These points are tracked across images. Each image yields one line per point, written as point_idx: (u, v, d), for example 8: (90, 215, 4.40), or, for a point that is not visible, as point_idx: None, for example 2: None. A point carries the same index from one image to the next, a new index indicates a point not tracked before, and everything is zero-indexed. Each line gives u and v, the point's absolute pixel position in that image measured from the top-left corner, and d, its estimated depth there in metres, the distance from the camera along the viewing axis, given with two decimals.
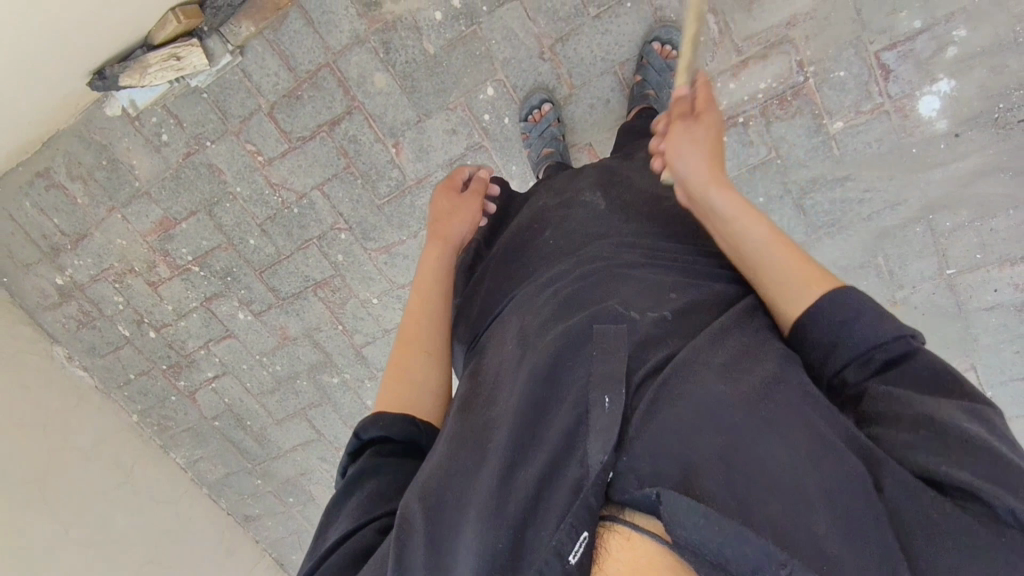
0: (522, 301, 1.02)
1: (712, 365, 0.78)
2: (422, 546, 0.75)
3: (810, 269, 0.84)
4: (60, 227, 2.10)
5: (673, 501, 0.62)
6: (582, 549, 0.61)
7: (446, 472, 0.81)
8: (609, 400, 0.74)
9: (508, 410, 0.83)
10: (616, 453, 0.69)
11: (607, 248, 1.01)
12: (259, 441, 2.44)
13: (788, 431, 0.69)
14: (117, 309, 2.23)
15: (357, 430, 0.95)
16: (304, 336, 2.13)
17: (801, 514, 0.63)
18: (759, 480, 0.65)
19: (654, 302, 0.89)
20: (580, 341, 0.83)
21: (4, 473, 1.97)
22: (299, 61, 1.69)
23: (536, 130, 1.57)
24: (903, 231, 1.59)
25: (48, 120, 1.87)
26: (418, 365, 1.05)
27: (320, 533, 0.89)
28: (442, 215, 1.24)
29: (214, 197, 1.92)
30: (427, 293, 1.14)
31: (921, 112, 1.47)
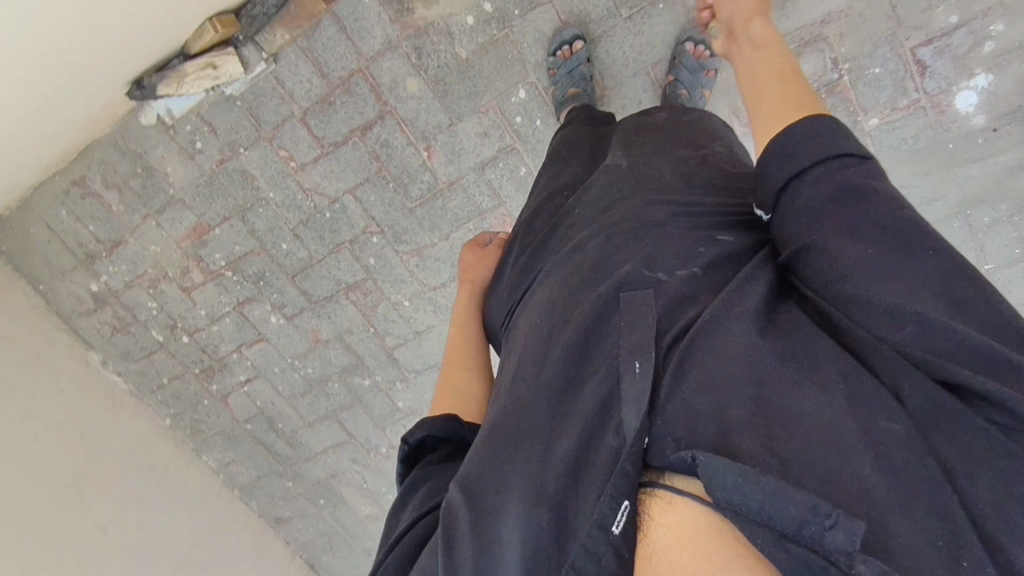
0: (548, 271, 1.01)
1: (738, 313, 0.76)
2: (469, 535, 0.73)
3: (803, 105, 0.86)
4: (95, 234, 2.13)
5: (708, 464, 0.63)
6: (625, 519, 0.64)
7: (484, 456, 0.79)
8: (640, 365, 0.76)
9: (538, 387, 0.82)
10: (649, 418, 0.71)
11: (633, 206, 0.99)
12: (291, 443, 2.46)
13: (821, 377, 0.68)
14: (151, 314, 2.26)
15: (405, 436, 0.94)
16: (335, 338, 2.15)
17: (844, 455, 0.61)
18: (796, 431, 0.64)
19: (680, 261, 0.88)
20: (606, 313, 0.84)
21: (43, 477, 2.01)
22: (331, 67, 1.71)
23: (565, 66, 1.53)
24: (941, 227, 1.59)
25: (84, 129, 1.91)
26: (468, 383, 1.08)
27: (381, 536, 0.89)
28: (470, 261, 1.31)
29: (248, 203, 1.95)
30: (465, 327, 1.19)
31: (959, 107, 1.46)
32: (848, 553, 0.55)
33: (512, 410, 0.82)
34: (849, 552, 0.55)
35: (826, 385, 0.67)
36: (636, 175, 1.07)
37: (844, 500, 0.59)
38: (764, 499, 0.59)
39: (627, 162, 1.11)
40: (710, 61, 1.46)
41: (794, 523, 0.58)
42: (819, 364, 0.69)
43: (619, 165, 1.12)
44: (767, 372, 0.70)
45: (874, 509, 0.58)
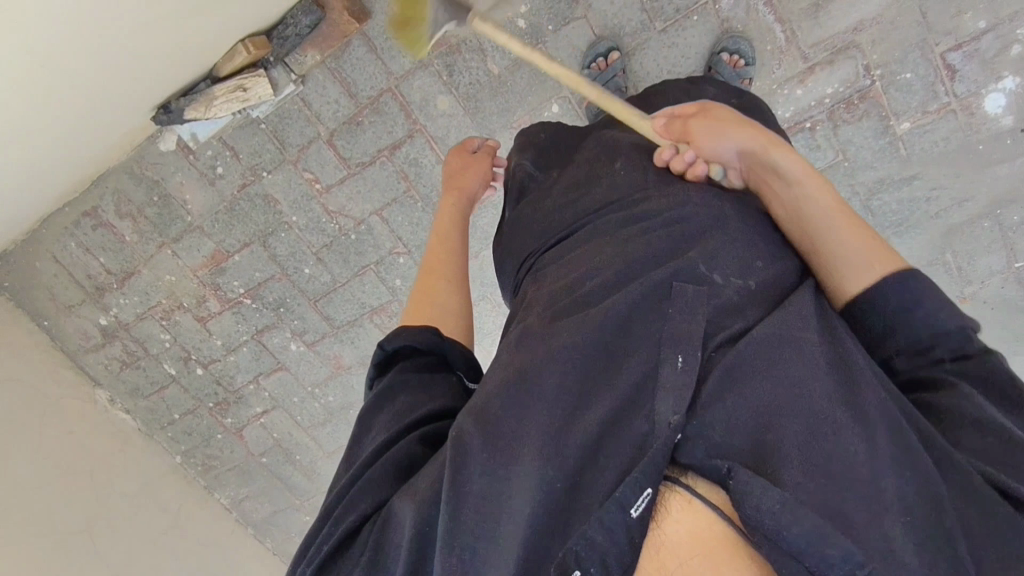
0: (595, 241, 1.01)
1: (786, 330, 0.78)
2: (478, 469, 0.75)
3: (878, 246, 0.90)
4: (106, 266, 2.06)
5: (747, 483, 0.65)
6: (644, 505, 0.67)
7: (503, 396, 0.80)
8: (683, 359, 0.77)
9: (568, 344, 0.83)
10: (687, 416, 0.72)
11: (685, 190, 1.00)
12: (309, 475, 2.38)
13: (863, 417, 0.69)
14: (163, 347, 2.18)
15: (381, 342, 0.97)
16: (358, 364, 2.10)
17: (870, 490, 0.64)
18: (829, 457, 0.66)
19: (739, 268, 0.89)
20: (657, 296, 0.84)
21: (57, 526, 1.93)
22: (360, 87, 1.69)
23: (601, 78, 1.55)
24: (971, 227, 1.62)
25: (99, 157, 1.86)
26: (441, 291, 1.10)
27: (353, 444, 0.90)
28: (455, 171, 1.35)
29: (269, 228, 1.90)
30: (445, 233, 1.23)
31: (988, 109, 1.50)
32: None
33: (535, 364, 0.82)
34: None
35: (865, 422, 0.69)
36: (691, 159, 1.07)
37: (860, 534, 0.62)
38: (800, 533, 0.61)
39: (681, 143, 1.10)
40: (745, 69, 1.49)
41: (823, 562, 0.60)
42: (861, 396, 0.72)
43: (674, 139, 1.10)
44: (813, 389, 0.71)
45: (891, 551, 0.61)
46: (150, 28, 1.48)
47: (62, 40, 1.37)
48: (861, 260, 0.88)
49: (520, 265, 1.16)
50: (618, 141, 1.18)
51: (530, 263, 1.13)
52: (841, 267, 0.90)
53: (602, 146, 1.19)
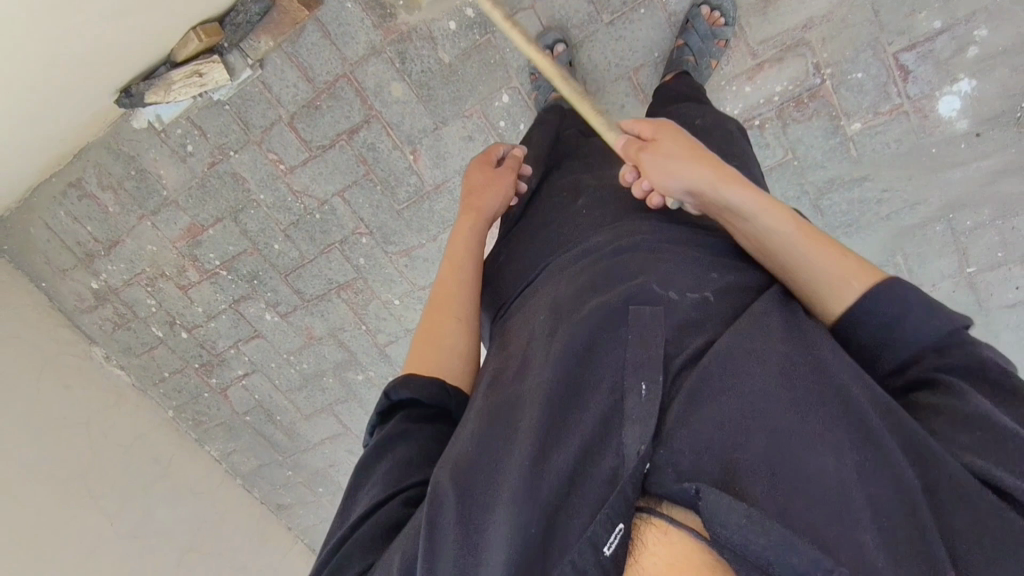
0: (558, 278, 1.02)
1: (749, 346, 0.77)
2: (454, 524, 0.75)
3: (850, 260, 0.84)
4: (93, 234, 2.17)
5: (714, 503, 0.63)
6: (618, 542, 0.63)
7: (477, 448, 0.80)
8: (646, 387, 0.76)
9: (540, 384, 0.82)
10: (653, 445, 0.71)
11: (649, 222, 1.03)
12: (289, 435, 2.52)
13: (839, 444, 0.68)
14: (150, 311, 2.31)
15: (386, 390, 0.96)
16: (329, 335, 2.19)
17: (846, 522, 0.63)
18: (806, 487, 0.65)
19: (695, 282, 0.90)
20: (615, 318, 0.85)
21: (49, 471, 2.05)
22: (317, 72, 1.72)
23: (548, 71, 1.53)
24: (922, 231, 1.58)
25: (79, 131, 1.94)
26: (450, 332, 1.04)
27: (345, 503, 0.90)
28: (475, 189, 1.21)
29: (239, 205, 1.98)
30: (460, 264, 1.13)
31: (941, 112, 1.45)
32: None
33: (511, 412, 0.83)
34: None
35: (841, 450, 0.67)
36: (647, 192, 1.11)
37: (847, 565, 0.60)
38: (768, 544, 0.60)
39: (640, 181, 1.15)
40: (723, 29, 1.46)
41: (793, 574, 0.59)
42: (831, 414, 0.70)
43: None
44: (778, 415, 0.70)
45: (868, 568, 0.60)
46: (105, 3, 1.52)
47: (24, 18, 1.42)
48: (836, 276, 0.84)
49: (494, 315, 1.15)
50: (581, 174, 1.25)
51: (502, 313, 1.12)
52: (813, 293, 0.86)
53: (567, 182, 1.25)
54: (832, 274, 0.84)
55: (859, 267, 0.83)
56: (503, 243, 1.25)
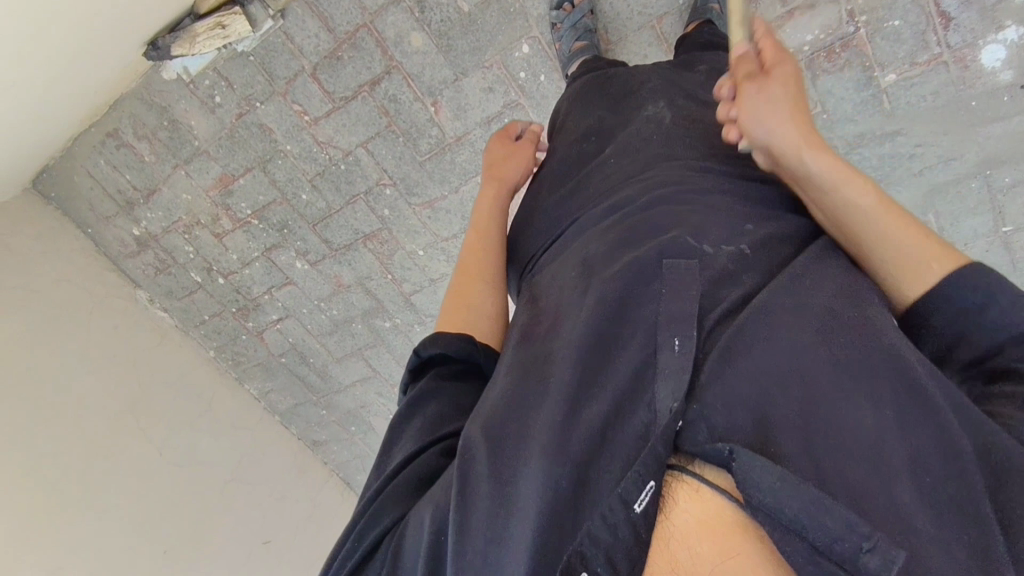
0: (586, 232, 1.00)
1: (791, 296, 0.73)
2: (483, 480, 0.71)
3: (932, 244, 0.76)
4: (132, 183, 2.25)
5: (755, 466, 0.57)
6: (648, 499, 0.59)
7: (507, 405, 0.76)
8: (680, 342, 0.71)
9: (572, 340, 0.78)
10: (687, 401, 0.66)
11: (677, 172, 0.99)
12: (322, 376, 2.63)
13: (877, 397, 0.63)
14: (188, 257, 2.41)
15: (417, 348, 0.95)
16: (357, 283, 2.25)
17: (886, 472, 0.58)
18: (839, 445, 0.60)
19: (732, 234, 0.86)
20: (645, 274, 0.81)
21: (98, 404, 2.21)
22: (337, 22, 1.72)
23: (569, 21, 1.51)
24: (957, 188, 1.52)
25: (113, 82, 1.99)
26: (478, 290, 1.08)
27: (383, 450, 0.88)
28: (497, 161, 1.30)
29: (267, 155, 2.02)
30: (485, 227, 1.18)
31: (983, 63, 1.37)
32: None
33: (544, 364, 0.79)
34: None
35: (876, 399, 0.63)
36: (677, 138, 1.07)
37: (885, 525, 0.55)
38: (801, 504, 0.55)
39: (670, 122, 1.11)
40: None
41: (827, 537, 0.54)
42: (877, 370, 0.65)
43: (661, 118, 1.12)
44: (815, 371, 0.65)
45: (907, 535, 0.55)
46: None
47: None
48: (918, 258, 0.75)
49: (522, 268, 1.15)
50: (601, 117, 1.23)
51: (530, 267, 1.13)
52: (886, 278, 0.78)
53: (589, 124, 1.22)
54: (914, 256, 0.76)
55: (941, 251, 0.76)
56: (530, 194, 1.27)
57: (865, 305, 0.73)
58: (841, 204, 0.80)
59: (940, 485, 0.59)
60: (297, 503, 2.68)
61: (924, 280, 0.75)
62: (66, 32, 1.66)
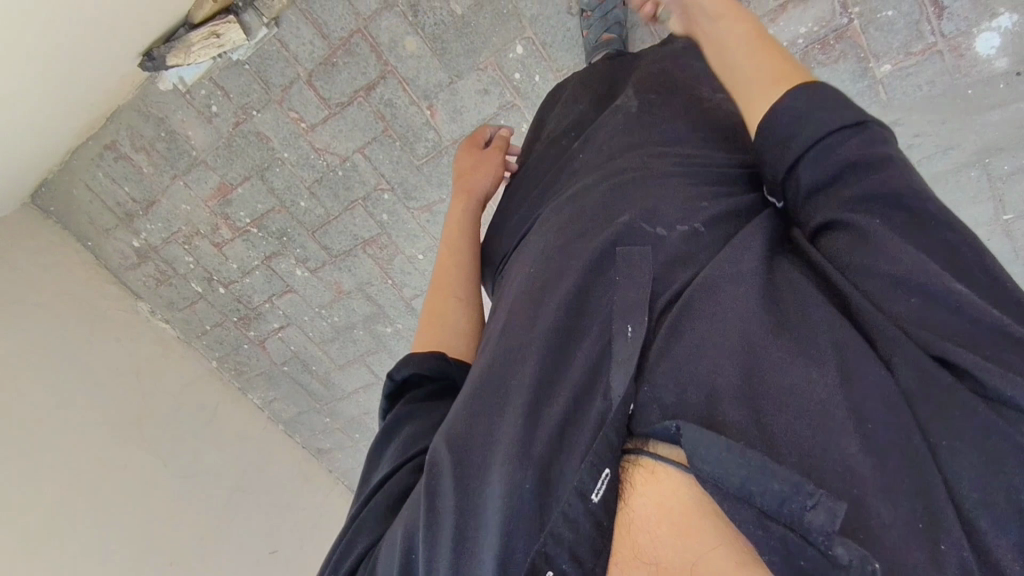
0: (548, 220, 1.02)
1: (730, 272, 0.76)
2: (450, 492, 0.71)
3: (784, 68, 0.82)
4: (131, 195, 2.25)
5: (693, 437, 0.61)
6: (605, 486, 0.62)
7: (469, 413, 0.77)
8: (632, 327, 0.75)
9: (532, 343, 0.79)
10: (637, 383, 0.70)
11: (638, 158, 1.01)
12: (325, 383, 2.63)
13: (816, 354, 0.66)
14: (189, 268, 2.41)
15: (390, 372, 0.98)
16: (357, 290, 2.25)
17: (827, 428, 0.61)
18: (782, 400, 0.64)
19: (684, 214, 0.89)
20: (603, 264, 0.85)
21: (105, 414, 2.22)
22: (331, 28, 1.72)
23: (599, 11, 1.50)
24: (955, 176, 1.53)
25: (110, 94, 1.99)
26: (449, 304, 1.12)
27: (365, 477, 0.94)
28: (466, 172, 1.34)
29: (264, 163, 2.02)
30: (455, 240, 1.23)
31: (978, 50, 1.37)
32: (827, 534, 0.54)
33: (499, 367, 0.80)
34: (826, 531, 0.54)
35: (818, 359, 0.66)
36: (643, 126, 1.08)
37: (828, 479, 0.58)
38: (746, 475, 0.58)
39: (636, 113, 1.12)
40: None
41: (776, 501, 0.56)
42: (814, 337, 0.68)
43: (629, 109, 1.14)
44: (764, 354, 0.68)
45: (861, 484, 0.57)
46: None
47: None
48: (765, 81, 0.82)
49: (495, 270, 1.20)
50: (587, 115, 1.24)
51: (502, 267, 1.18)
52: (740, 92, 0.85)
53: (572, 123, 1.25)
54: (761, 82, 0.82)
55: (786, 72, 0.81)
56: (511, 189, 1.25)
57: (794, 272, 0.76)
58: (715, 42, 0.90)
59: (877, 429, 0.61)
60: (303, 512, 2.68)
61: (767, 97, 0.80)
62: (66, 44, 1.68)
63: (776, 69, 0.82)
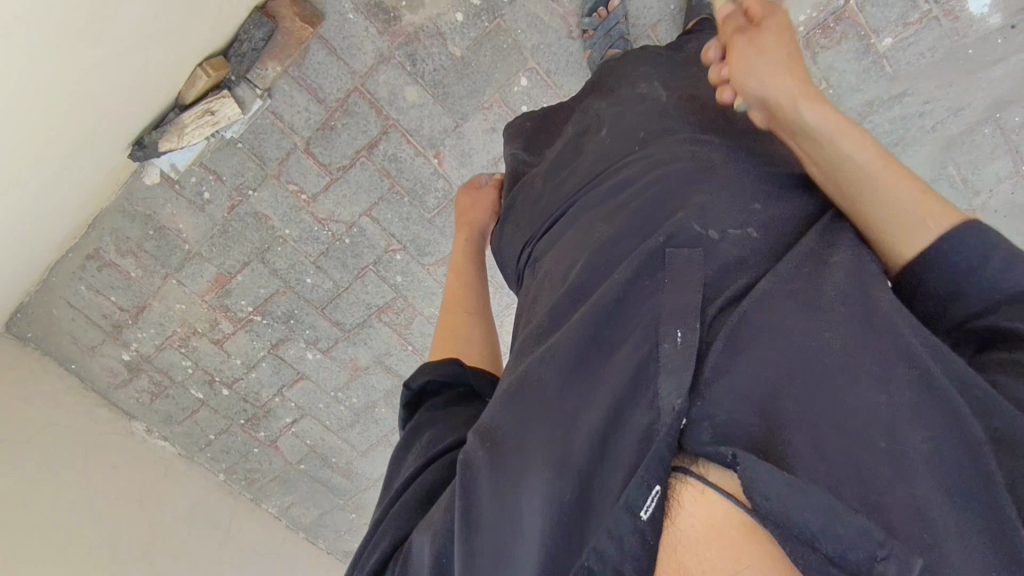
0: (586, 215, 1.03)
1: (794, 285, 0.78)
2: (487, 493, 0.78)
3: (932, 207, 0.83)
4: (118, 304, 2.09)
5: (752, 470, 0.61)
6: (654, 504, 0.64)
7: (506, 417, 0.82)
8: (682, 334, 0.75)
9: (565, 344, 0.83)
10: (691, 398, 0.70)
11: (675, 147, 1.01)
12: (347, 475, 2.45)
13: (886, 375, 0.68)
14: (187, 373, 2.22)
15: (407, 381, 1.04)
16: (375, 364, 2.14)
17: (897, 461, 0.62)
18: (846, 438, 0.64)
19: (737, 219, 0.88)
20: (653, 263, 0.85)
21: (116, 542, 1.97)
22: (327, 91, 1.68)
23: (603, 27, 1.51)
24: (971, 136, 1.54)
25: (93, 200, 1.86)
26: (463, 324, 1.20)
27: (390, 475, 0.98)
28: (466, 208, 1.45)
29: (265, 244, 1.92)
30: (463, 270, 1.34)
31: (972, 10, 1.44)
32: None
33: (533, 372, 0.83)
34: None
35: (884, 377, 0.68)
36: (679, 114, 1.09)
37: (896, 518, 0.59)
38: (811, 517, 0.58)
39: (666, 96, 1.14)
40: None
41: (839, 546, 0.56)
42: (865, 337, 0.72)
43: (656, 99, 1.14)
44: (821, 357, 0.70)
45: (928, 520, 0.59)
46: (122, 44, 1.40)
47: (43, 74, 1.29)
48: (910, 219, 0.83)
49: (520, 251, 1.18)
50: (604, 109, 1.20)
51: (529, 250, 1.15)
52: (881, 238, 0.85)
53: (585, 121, 1.23)
54: (912, 216, 0.83)
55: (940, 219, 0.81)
56: (509, 196, 1.28)
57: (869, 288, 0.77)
58: (834, 161, 0.89)
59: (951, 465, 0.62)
60: None
61: (917, 239, 0.82)
62: (59, 159, 1.55)
63: (905, 198, 0.84)
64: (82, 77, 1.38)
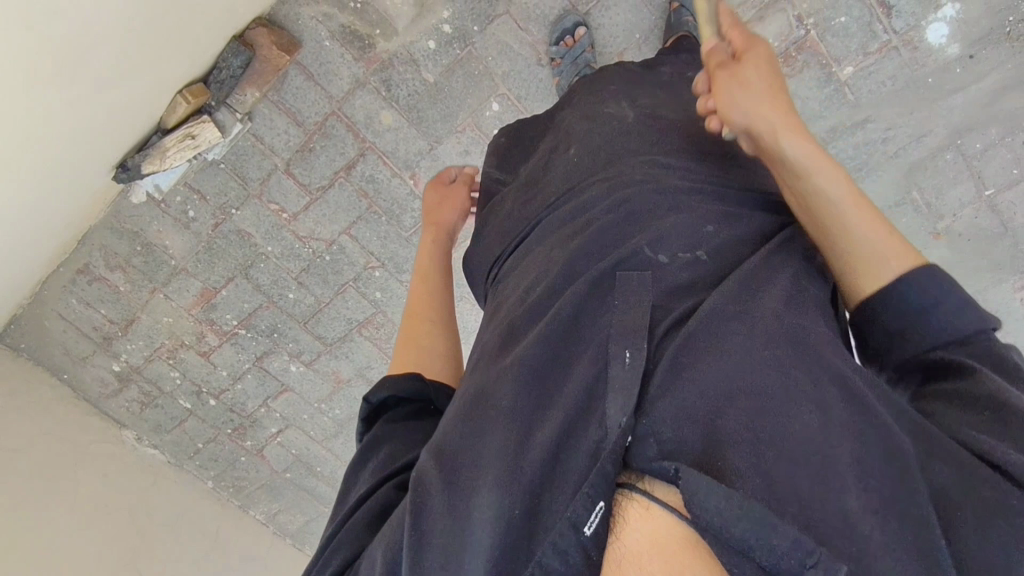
0: (547, 240, 1.06)
1: (735, 306, 0.78)
2: (439, 510, 0.77)
3: (895, 244, 0.84)
4: (107, 316, 2.15)
5: (695, 483, 0.64)
6: (599, 520, 0.66)
7: (459, 435, 0.83)
8: (630, 354, 0.78)
9: (520, 363, 0.85)
10: (636, 416, 0.73)
11: (639, 171, 1.03)
12: (332, 484, 2.49)
13: (823, 401, 0.68)
14: (175, 384, 2.28)
15: (367, 396, 1.03)
16: (357, 376, 2.18)
17: (827, 479, 0.64)
18: (779, 442, 0.66)
19: (687, 243, 0.91)
20: (603, 289, 0.88)
21: (105, 546, 1.99)
22: (305, 115, 1.73)
23: (569, 55, 1.54)
24: (933, 161, 1.58)
25: (82, 217, 1.92)
26: (427, 332, 1.20)
27: (341, 496, 0.98)
28: (433, 206, 1.47)
29: (248, 260, 1.97)
30: (428, 273, 1.34)
31: (931, 40, 1.47)
32: None
33: (489, 393, 0.85)
34: None
35: (824, 403, 0.68)
36: (643, 135, 1.11)
37: (832, 540, 0.61)
38: (747, 528, 0.61)
39: (634, 120, 1.14)
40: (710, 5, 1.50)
41: (772, 558, 0.60)
42: (810, 358, 0.72)
43: (623, 119, 1.15)
44: (764, 380, 0.70)
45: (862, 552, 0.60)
46: (106, 64, 1.43)
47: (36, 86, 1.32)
48: (876, 255, 0.83)
49: (488, 272, 1.22)
50: (574, 126, 1.22)
51: (496, 270, 1.19)
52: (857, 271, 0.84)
53: (559, 138, 1.24)
54: (874, 249, 0.83)
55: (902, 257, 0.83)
56: (484, 210, 1.31)
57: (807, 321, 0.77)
58: (812, 194, 0.88)
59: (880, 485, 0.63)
60: None
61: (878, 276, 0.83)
62: (48, 175, 1.58)
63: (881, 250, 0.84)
64: (68, 97, 1.42)
